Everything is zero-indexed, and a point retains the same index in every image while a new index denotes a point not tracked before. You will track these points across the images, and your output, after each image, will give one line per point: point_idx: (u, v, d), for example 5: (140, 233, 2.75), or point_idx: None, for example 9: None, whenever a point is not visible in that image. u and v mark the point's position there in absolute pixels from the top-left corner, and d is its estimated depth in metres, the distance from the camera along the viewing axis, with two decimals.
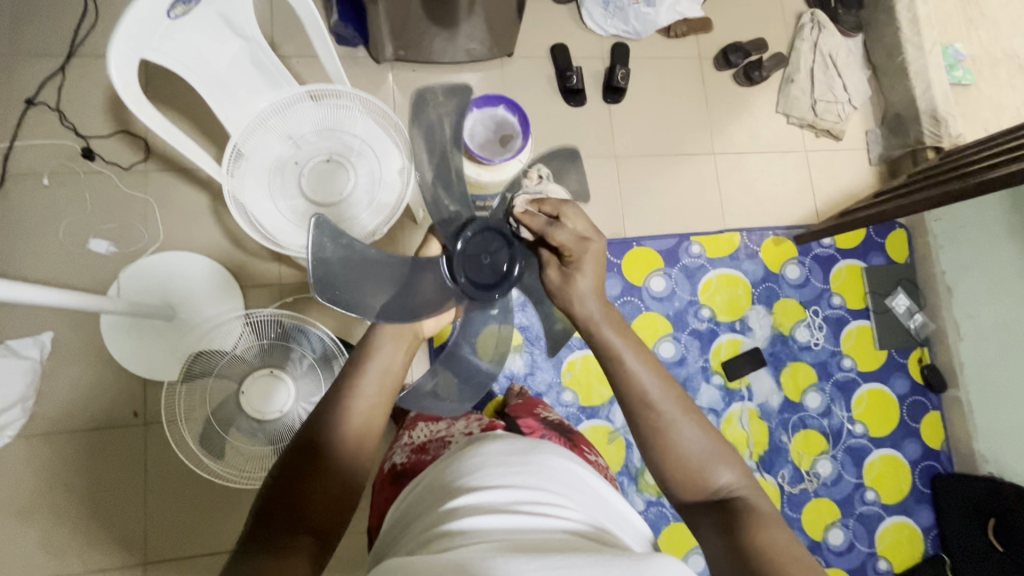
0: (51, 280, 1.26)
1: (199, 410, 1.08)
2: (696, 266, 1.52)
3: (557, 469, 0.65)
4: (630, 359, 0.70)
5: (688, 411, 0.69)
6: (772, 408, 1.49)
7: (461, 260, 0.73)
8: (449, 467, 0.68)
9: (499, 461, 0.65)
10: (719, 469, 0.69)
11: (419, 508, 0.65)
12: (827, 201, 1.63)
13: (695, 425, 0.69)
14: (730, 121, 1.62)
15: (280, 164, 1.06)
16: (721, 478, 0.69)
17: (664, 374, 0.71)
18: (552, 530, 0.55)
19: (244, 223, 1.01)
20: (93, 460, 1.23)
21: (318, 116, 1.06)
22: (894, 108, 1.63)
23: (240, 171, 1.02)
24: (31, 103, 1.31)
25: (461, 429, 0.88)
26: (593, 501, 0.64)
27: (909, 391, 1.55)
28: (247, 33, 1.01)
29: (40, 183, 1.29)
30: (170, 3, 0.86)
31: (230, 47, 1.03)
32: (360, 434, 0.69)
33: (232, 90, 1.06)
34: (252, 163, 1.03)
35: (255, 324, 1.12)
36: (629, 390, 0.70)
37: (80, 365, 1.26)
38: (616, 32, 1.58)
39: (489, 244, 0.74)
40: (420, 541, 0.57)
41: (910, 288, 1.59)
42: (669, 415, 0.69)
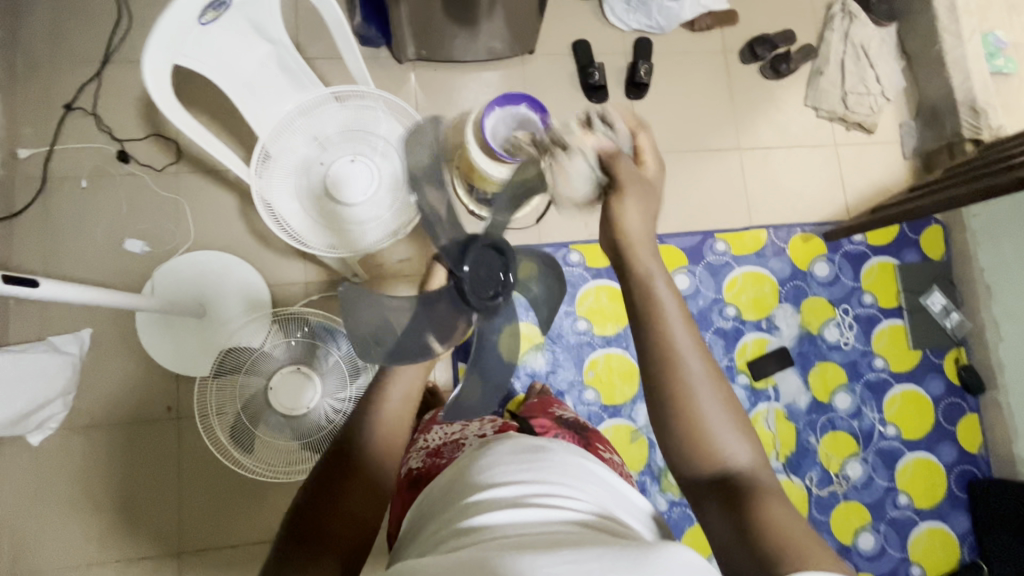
0: (89, 279, 1.31)
1: (229, 407, 1.11)
2: (720, 263, 1.49)
3: (574, 468, 0.64)
4: (669, 309, 0.71)
5: (710, 367, 0.69)
6: (800, 408, 1.45)
7: (471, 282, 0.75)
8: (463, 465, 0.68)
9: (512, 458, 0.65)
10: (735, 444, 0.67)
11: (438, 506, 0.65)
12: (858, 196, 1.59)
13: (719, 391, 0.69)
14: (757, 116, 1.59)
15: (305, 165, 1.07)
16: (736, 454, 0.67)
17: (696, 334, 0.71)
18: (568, 525, 0.56)
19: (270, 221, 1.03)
20: (129, 452, 1.28)
21: (343, 119, 1.08)
22: (930, 100, 1.58)
23: (267, 172, 1.04)
24: (69, 109, 1.36)
25: (475, 431, 0.89)
26: (607, 496, 0.64)
27: (945, 392, 1.49)
28: (274, 36, 1.03)
29: (78, 186, 1.34)
30: (202, 9, 0.88)
31: (259, 52, 1.05)
32: (387, 446, 0.73)
33: (260, 93, 1.08)
34: (279, 164, 1.05)
35: (280, 324, 1.16)
36: (656, 338, 0.70)
37: (116, 361, 1.30)
38: (639, 27, 1.56)
39: (488, 260, 0.76)
40: (438, 538, 0.58)
41: (946, 286, 1.54)
42: (695, 373, 0.68)
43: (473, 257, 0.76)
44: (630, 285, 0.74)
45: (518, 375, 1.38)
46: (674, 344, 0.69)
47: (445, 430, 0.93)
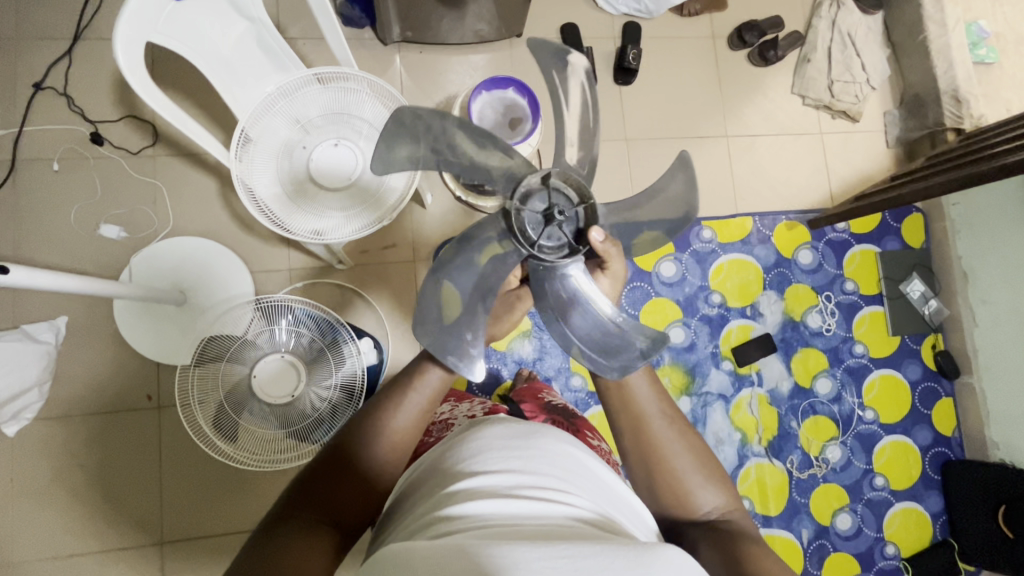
0: (63, 265, 1.27)
1: (212, 396, 1.09)
2: (707, 251, 1.50)
3: (559, 454, 0.64)
4: (639, 382, 0.78)
5: (676, 425, 0.77)
6: (782, 394, 1.48)
7: (551, 229, 0.77)
8: (448, 449, 0.68)
9: (501, 444, 0.64)
10: (706, 494, 0.74)
11: (420, 492, 0.65)
12: (842, 184, 1.60)
13: (687, 447, 0.76)
14: (744, 103, 1.59)
15: (287, 148, 1.05)
16: (707, 502, 0.73)
17: (663, 397, 0.79)
18: (557, 517, 0.56)
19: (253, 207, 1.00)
20: (107, 440, 1.25)
21: (327, 102, 1.05)
22: (914, 89, 1.59)
23: (250, 155, 1.01)
24: (38, 88, 1.30)
25: (463, 412, 0.89)
26: (596, 483, 0.64)
27: (922, 377, 1.53)
28: (252, 14, 0.98)
29: (50, 169, 1.29)
30: None
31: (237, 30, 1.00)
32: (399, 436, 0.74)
33: (239, 72, 1.04)
34: (262, 147, 1.02)
35: (265, 308, 1.13)
36: (631, 407, 0.77)
37: (95, 349, 1.27)
38: (627, 11, 1.54)
39: (564, 204, 0.78)
40: (421, 525, 0.58)
41: (925, 274, 1.56)
42: (665, 438, 0.75)
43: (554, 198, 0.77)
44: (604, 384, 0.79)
45: (506, 362, 1.39)
46: (642, 406, 0.77)
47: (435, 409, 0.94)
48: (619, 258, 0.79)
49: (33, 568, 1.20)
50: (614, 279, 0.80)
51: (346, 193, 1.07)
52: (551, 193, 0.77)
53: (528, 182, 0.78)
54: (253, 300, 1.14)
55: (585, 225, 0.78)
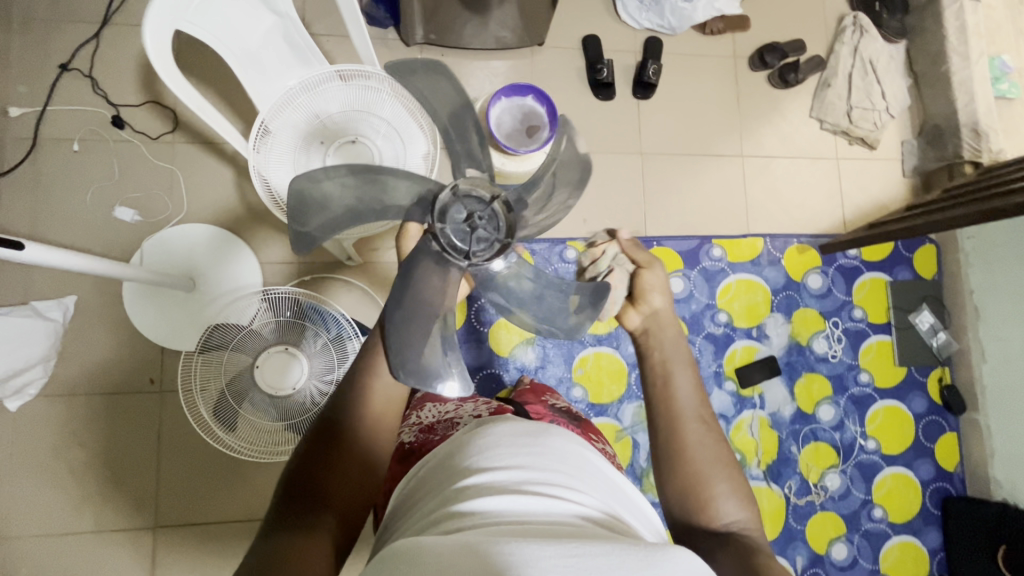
0: (76, 245, 1.28)
1: (213, 384, 1.09)
2: (716, 269, 1.49)
3: (567, 452, 0.64)
4: (683, 380, 0.80)
5: (711, 431, 0.77)
6: (784, 418, 1.46)
7: (472, 239, 0.75)
8: (457, 446, 0.68)
9: (509, 441, 0.64)
10: (730, 506, 0.72)
11: (430, 486, 0.65)
12: (856, 211, 1.59)
13: (717, 455, 0.75)
14: (762, 124, 1.58)
15: (305, 143, 1.05)
16: (729, 514, 0.72)
17: (703, 402, 0.79)
18: (565, 515, 0.55)
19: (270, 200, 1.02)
20: (107, 421, 1.26)
21: (346, 97, 1.05)
22: (933, 119, 1.59)
23: (269, 148, 1.02)
24: (64, 69, 1.32)
25: (469, 412, 0.90)
26: (602, 480, 0.64)
27: (926, 410, 1.52)
28: (280, 8, 0.98)
29: (70, 149, 1.31)
30: None
31: (263, 24, 1.01)
32: (375, 422, 0.74)
33: (263, 66, 1.04)
34: (280, 140, 1.03)
35: (272, 300, 1.14)
36: (670, 403, 0.78)
37: (100, 329, 1.27)
38: (650, 26, 1.54)
39: (476, 209, 0.76)
40: (430, 521, 0.57)
41: (935, 306, 1.55)
42: (694, 439, 0.76)
43: (464, 207, 0.76)
44: (650, 375, 0.82)
45: (508, 368, 1.38)
46: (681, 405, 0.78)
47: (439, 407, 0.94)
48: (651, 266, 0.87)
49: (25, 544, 1.21)
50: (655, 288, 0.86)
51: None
52: (463, 202, 0.76)
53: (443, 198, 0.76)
54: (261, 293, 1.14)
55: (501, 222, 0.76)
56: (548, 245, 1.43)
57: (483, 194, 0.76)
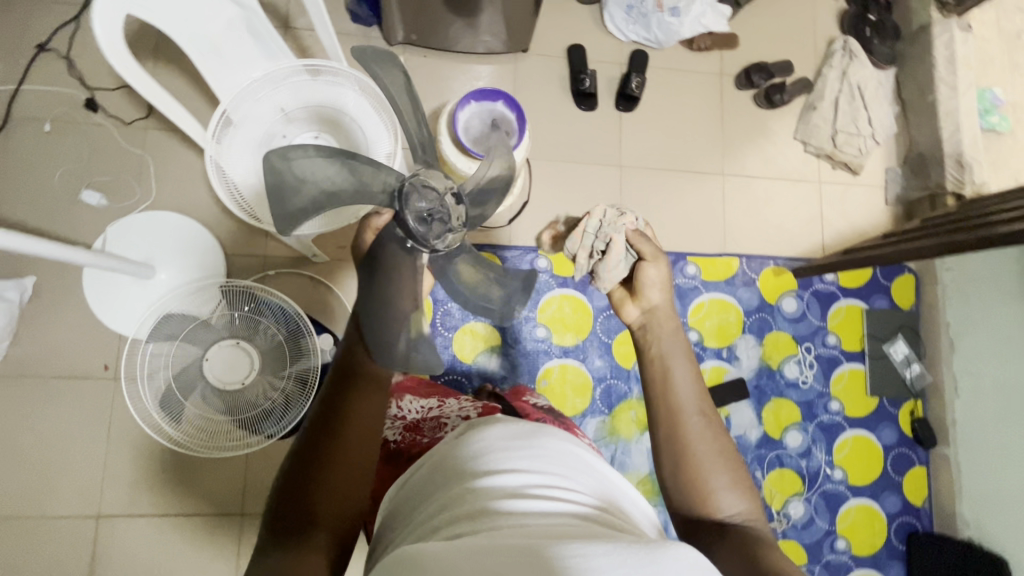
0: (41, 226, 1.27)
1: (160, 374, 1.06)
2: (689, 287, 1.47)
3: (561, 454, 0.65)
4: (681, 370, 0.81)
5: (709, 420, 0.78)
6: (750, 441, 1.44)
7: (423, 225, 0.73)
8: (451, 449, 0.68)
9: (503, 444, 0.65)
10: (729, 498, 0.73)
11: (428, 490, 0.65)
12: (835, 236, 1.58)
13: (716, 443, 0.77)
14: (745, 143, 1.57)
15: (266, 139, 1.05)
16: (728, 507, 0.73)
17: (702, 391, 0.81)
18: (565, 516, 0.57)
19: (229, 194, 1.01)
20: (57, 406, 1.24)
21: (309, 93, 1.04)
22: (919, 148, 1.57)
23: (230, 141, 1.01)
24: (42, 49, 1.32)
25: (456, 411, 0.93)
26: (595, 478, 0.66)
27: (896, 442, 1.49)
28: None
29: (41, 129, 1.30)
30: None
31: (225, 14, 0.99)
32: (353, 444, 0.71)
33: (226, 57, 1.04)
34: (242, 134, 1.02)
35: (228, 293, 1.12)
36: (671, 394, 0.80)
37: (58, 312, 1.26)
38: (636, 39, 1.53)
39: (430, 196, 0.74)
40: (432, 527, 0.58)
41: (911, 337, 1.53)
42: (693, 430, 0.77)
43: (417, 194, 0.74)
44: (648, 370, 0.83)
45: (470, 375, 1.36)
46: (683, 401, 0.79)
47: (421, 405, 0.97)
48: (652, 250, 0.93)
49: None
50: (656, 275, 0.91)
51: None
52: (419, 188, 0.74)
53: (391, 180, 0.75)
54: (221, 283, 1.13)
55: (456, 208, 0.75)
56: (521, 253, 1.42)
57: (438, 185, 0.75)
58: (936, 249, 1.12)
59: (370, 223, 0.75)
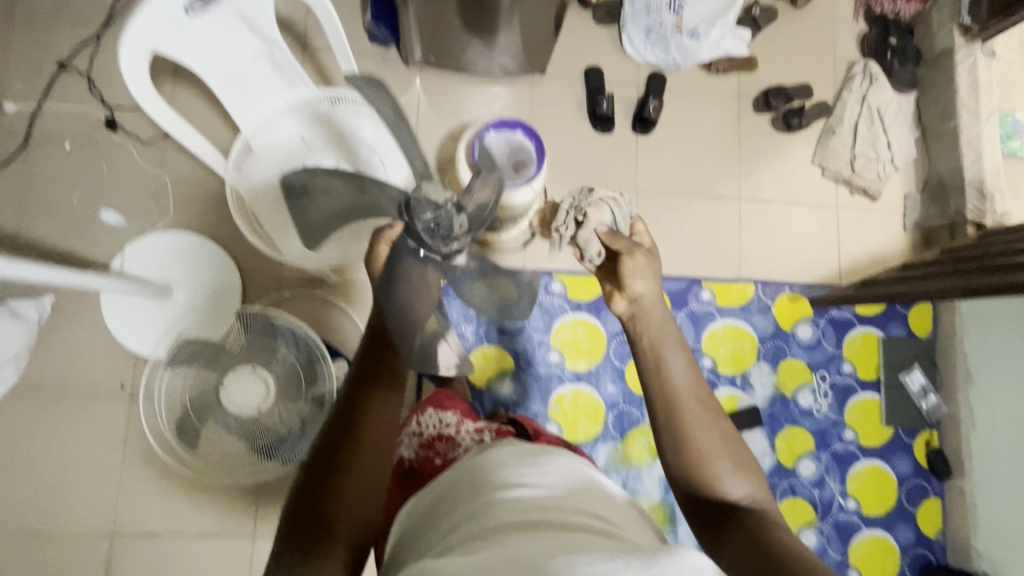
0: (60, 244, 1.28)
1: (179, 398, 1.08)
2: (703, 312, 1.46)
3: (565, 473, 0.69)
4: (675, 358, 0.82)
5: (706, 405, 0.79)
6: (763, 470, 1.43)
7: (429, 239, 0.78)
8: (466, 471, 0.72)
9: (512, 464, 0.69)
10: (733, 481, 0.75)
11: (443, 509, 0.69)
12: (852, 263, 1.56)
13: (715, 426, 0.78)
14: (762, 166, 1.56)
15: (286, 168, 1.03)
16: (735, 490, 0.74)
17: (695, 376, 0.82)
18: (570, 525, 0.59)
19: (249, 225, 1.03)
20: (74, 424, 1.25)
21: (328, 122, 1.04)
22: (939, 175, 1.55)
23: (252, 173, 1.02)
24: (63, 67, 1.32)
25: (471, 430, 0.94)
26: (601, 495, 0.68)
27: (911, 472, 1.48)
28: (265, 33, 0.99)
29: (62, 148, 1.31)
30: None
31: (249, 46, 1.00)
32: (374, 438, 0.72)
33: (248, 87, 1.03)
34: (263, 164, 1.02)
35: (245, 319, 1.14)
36: (667, 384, 0.80)
37: (76, 331, 1.27)
38: (654, 62, 1.51)
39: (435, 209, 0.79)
40: (447, 543, 0.61)
41: (928, 366, 1.51)
42: (693, 415, 0.78)
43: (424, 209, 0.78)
44: (644, 361, 0.83)
45: (483, 400, 1.36)
46: (678, 386, 0.80)
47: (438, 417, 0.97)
48: (637, 250, 0.89)
49: None
50: (640, 272, 0.88)
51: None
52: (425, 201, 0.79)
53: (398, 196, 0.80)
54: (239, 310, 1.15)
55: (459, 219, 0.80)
56: (535, 276, 1.41)
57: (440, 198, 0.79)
58: (958, 291, 1.11)
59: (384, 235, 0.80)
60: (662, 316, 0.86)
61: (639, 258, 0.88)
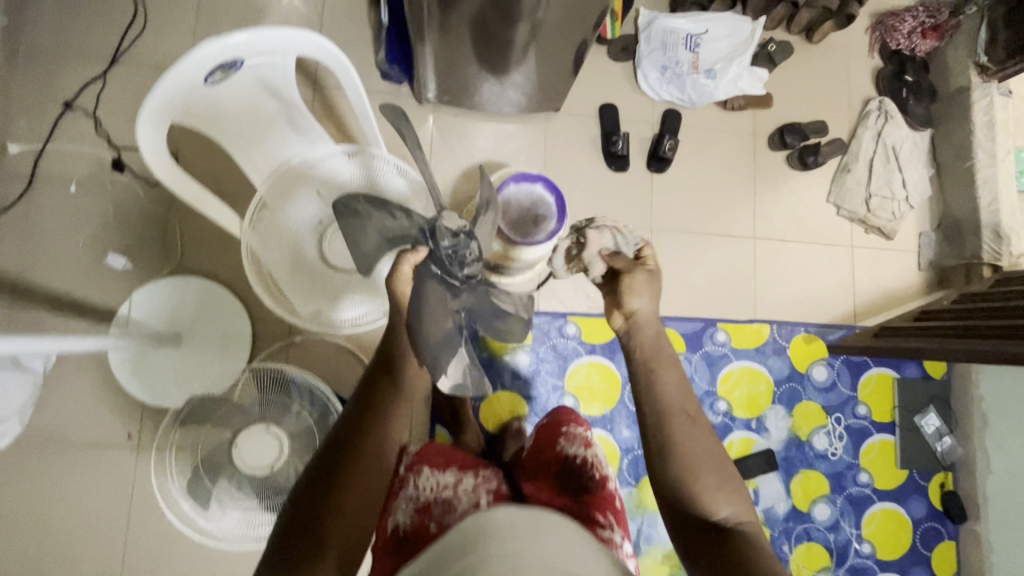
0: (65, 290, 1.25)
1: (190, 458, 1.06)
2: (718, 354, 1.44)
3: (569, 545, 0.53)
4: (666, 372, 0.83)
5: (696, 419, 0.79)
6: (778, 514, 1.42)
7: (449, 261, 0.90)
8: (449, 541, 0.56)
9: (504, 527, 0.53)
10: (719, 500, 0.73)
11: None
12: (867, 302, 1.54)
13: (702, 438, 0.77)
14: (777, 205, 1.54)
15: (302, 228, 1.02)
16: (720, 509, 0.73)
17: (686, 390, 0.82)
18: None
19: (267, 293, 1.00)
20: (79, 475, 1.22)
21: (343, 181, 1.01)
22: (954, 214, 1.54)
23: (271, 237, 1.00)
24: (68, 107, 1.29)
25: (467, 494, 0.82)
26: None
27: (926, 516, 1.47)
28: (285, 95, 0.97)
29: (67, 190, 1.28)
30: (210, 69, 0.79)
31: (265, 108, 0.98)
32: (378, 451, 0.75)
33: (263, 147, 1.02)
34: (282, 228, 1.01)
35: (256, 373, 1.12)
36: (659, 396, 0.80)
37: (82, 379, 1.24)
38: (669, 99, 1.49)
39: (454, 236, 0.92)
40: None
41: (942, 408, 1.50)
42: (682, 427, 0.78)
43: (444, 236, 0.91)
44: (637, 374, 0.84)
45: (497, 446, 1.34)
46: (669, 400, 0.80)
47: (433, 475, 0.86)
48: (639, 270, 0.92)
49: None
50: (641, 293, 0.89)
51: (355, 277, 1.02)
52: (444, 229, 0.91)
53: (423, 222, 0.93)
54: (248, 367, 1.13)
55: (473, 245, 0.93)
56: (548, 318, 1.40)
57: (456, 227, 0.93)
58: (957, 352, 1.14)
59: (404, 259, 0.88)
60: (654, 330, 0.88)
61: (637, 276, 0.91)
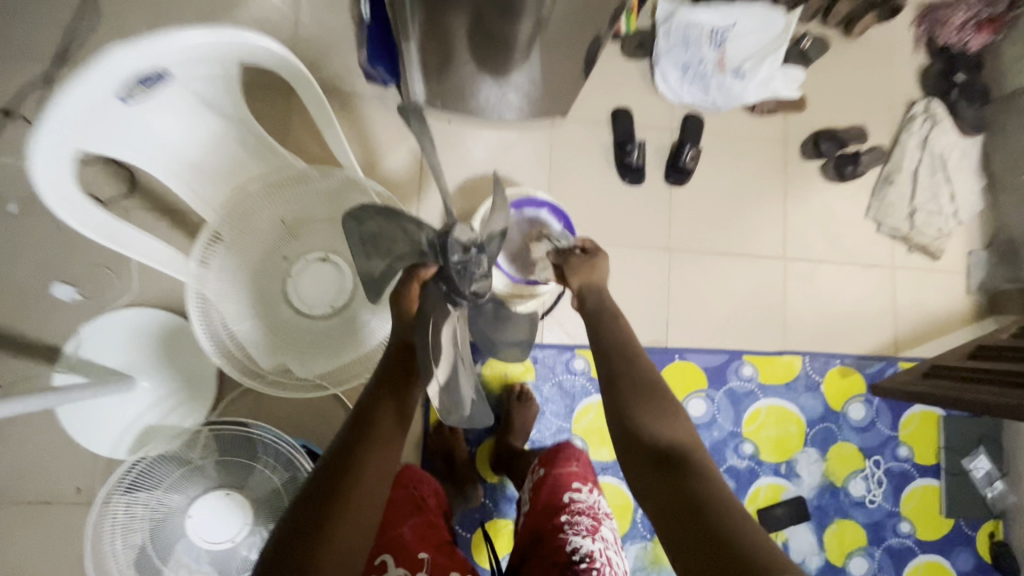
0: (5, 325, 1.10)
1: (136, 532, 0.90)
2: (744, 391, 1.29)
3: None
4: (609, 322, 0.90)
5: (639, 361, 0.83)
6: (810, 570, 1.27)
7: (458, 280, 0.76)
8: None
9: None
10: (667, 425, 0.72)
11: None
12: (910, 330, 1.38)
13: (643, 373, 0.81)
14: (810, 221, 1.38)
15: (265, 267, 0.88)
16: (667, 433, 0.71)
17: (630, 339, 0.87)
18: None
19: (223, 351, 0.84)
20: (21, 536, 1.07)
21: (308, 206, 0.88)
22: (1009, 232, 1.37)
23: (227, 284, 0.84)
24: (8, 115, 1.14)
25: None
26: None
27: (973, 570, 1.32)
28: (227, 110, 0.84)
29: (5, 210, 1.12)
30: (121, 86, 0.67)
31: (210, 127, 0.86)
32: (374, 474, 0.67)
33: (214, 174, 0.90)
34: (241, 271, 0.86)
35: (209, 434, 0.95)
36: (603, 342, 0.87)
37: (25, 426, 1.09)
38: (691, 102, 1.33)
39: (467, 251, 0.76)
40: None
41: (993, 449, 1.35)
42: (626, 366, 0.82)
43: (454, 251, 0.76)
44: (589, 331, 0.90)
45: (496, 497, 1.20)
46: (611, 341, 0.86)
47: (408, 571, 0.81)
48: (581, 259, 0.99)
49: None
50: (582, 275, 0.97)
51: (326, 322, 0.89)
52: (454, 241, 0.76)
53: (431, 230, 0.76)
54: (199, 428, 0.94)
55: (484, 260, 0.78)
56: (554, 352, 1.24)
57: (468, 241, 0.77)
58: (994, 381, 1.07)
59: (418, 275, 0.79)
60: (598, 298, 0.94)
61: (578, 259, 0.99)
